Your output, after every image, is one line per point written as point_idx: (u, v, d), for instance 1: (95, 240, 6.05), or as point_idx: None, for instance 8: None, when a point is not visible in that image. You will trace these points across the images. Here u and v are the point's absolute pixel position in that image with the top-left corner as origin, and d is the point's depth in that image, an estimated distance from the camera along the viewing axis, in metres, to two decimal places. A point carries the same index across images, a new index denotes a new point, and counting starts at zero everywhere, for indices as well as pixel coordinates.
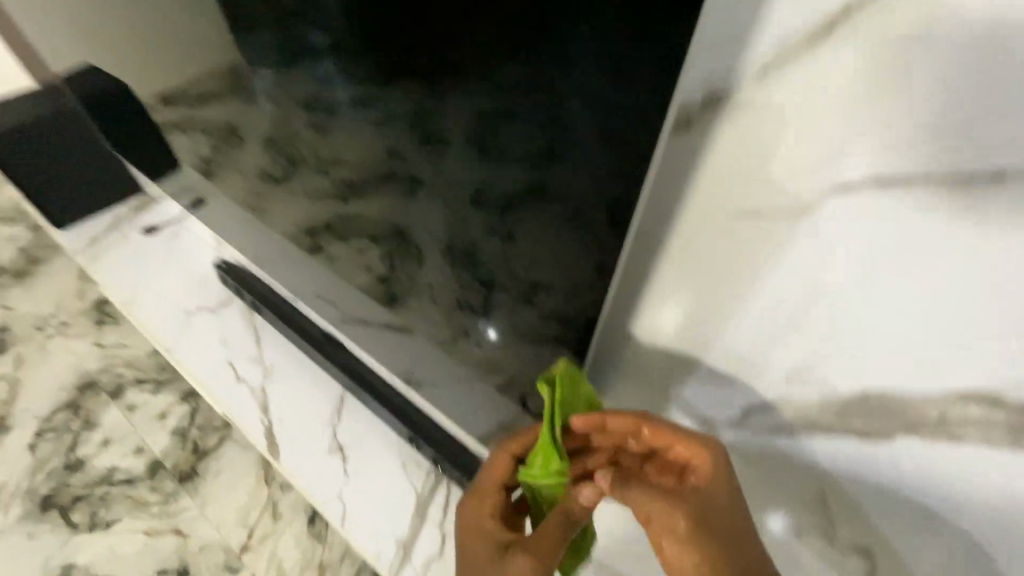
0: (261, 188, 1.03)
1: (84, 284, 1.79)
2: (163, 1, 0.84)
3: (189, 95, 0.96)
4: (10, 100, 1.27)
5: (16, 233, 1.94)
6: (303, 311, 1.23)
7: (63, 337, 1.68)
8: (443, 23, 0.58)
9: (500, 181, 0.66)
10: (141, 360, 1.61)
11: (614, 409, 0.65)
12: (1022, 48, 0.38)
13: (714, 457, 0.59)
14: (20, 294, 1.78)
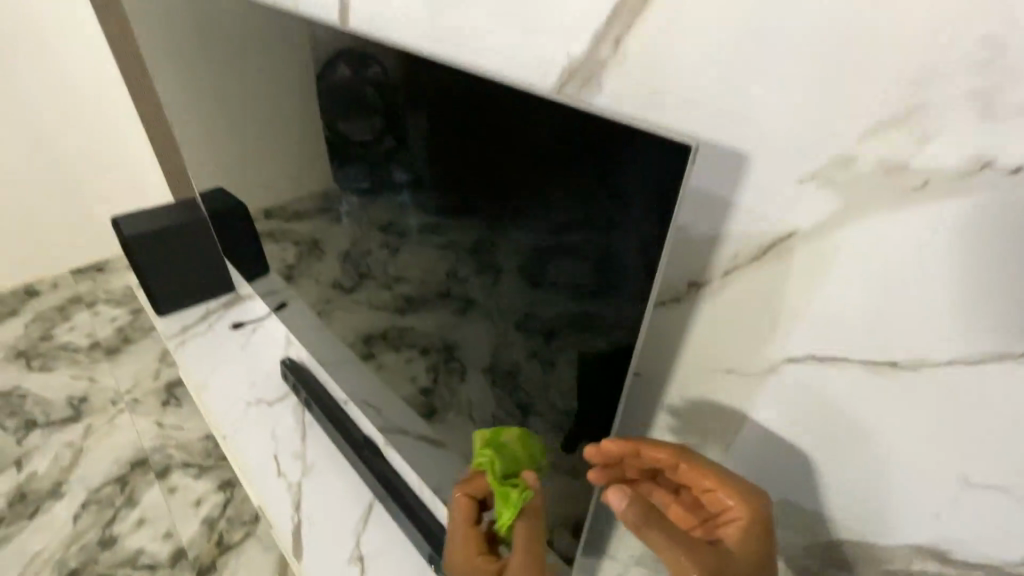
0: (331, 294, 1.13)
1: (161, 366, 1.96)
2: (284, 139, 1.01)
3: (286, 211, 1.11)
4: (157, 208, 1.53)
5: (119, 314, 2.21)
6: (352, 413, 1.28)
7: (130, 413, 1.80)
8: (502, 174, 0.65)
9: (546, 311, 0.69)
10: (191, 444, 1.69)
11: (652, 441, 0.65)
12: (979, 246, 0.44)
13: (752, 517, 0.57)
14: (106, 369, 1.96)
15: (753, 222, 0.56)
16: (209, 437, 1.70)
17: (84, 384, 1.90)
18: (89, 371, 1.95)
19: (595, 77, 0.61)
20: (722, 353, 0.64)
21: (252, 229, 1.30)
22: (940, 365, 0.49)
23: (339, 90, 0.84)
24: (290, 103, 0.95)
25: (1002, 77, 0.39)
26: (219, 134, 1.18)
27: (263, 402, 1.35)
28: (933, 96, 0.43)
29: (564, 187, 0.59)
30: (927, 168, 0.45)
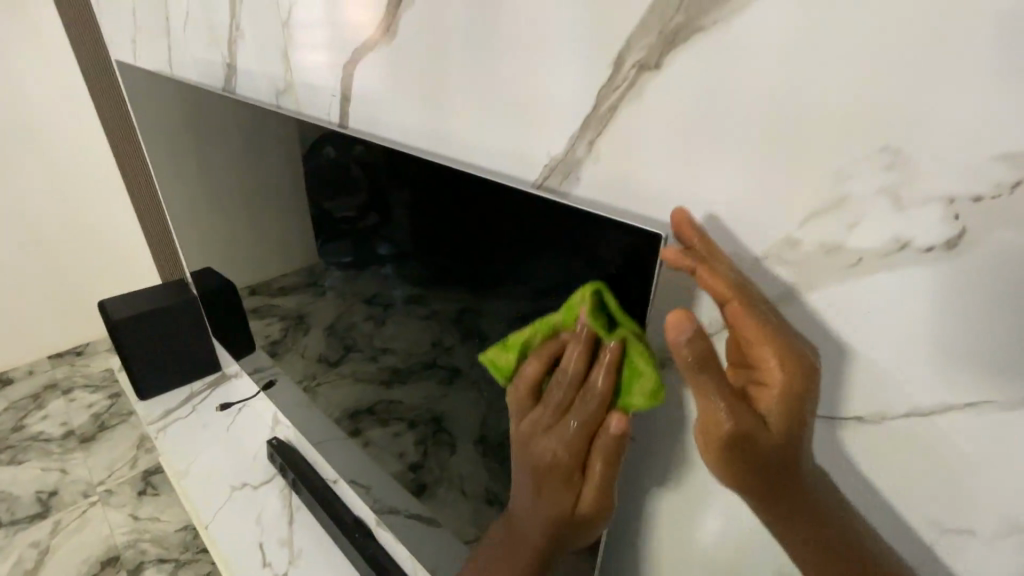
0: (317, 369, 1.11)
1: (139, 453, 1.89)
2: (272, 219, 1.03)
3: (271, 288, 1.12)
4: (145, 290, 1.54)
5: (97, 400, 2.15)
6: (341, 493, 1.22)
7: (104, 506, 1.71)
8: (480, 244, 0.67)
9: None
10: (167, 537, 1.59)
11: (707, 266, 0.46)
12: (974, 307, 0.40)
13: (801, 387, 0.43)
14: (80, 460, 1.88)
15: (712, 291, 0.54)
16: (187, 528, 1.61)
17: (56, 477, 1.82)
18: (61, 463, 1.87)
19: (572, 172, 0.59)
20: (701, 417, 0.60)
21: (239, 308, 1.30)
22: (897, 418, 0.46)
23: (325, 171, 0.88)
24: (278, 185, 0.98)
25: (908, 173, 0.40)
26: (208, 217, 1.21)
27: (248, 486, 1.29)
28: (853, 188, 0.42)
29: (540, 254, 0.60)
30: (894, 235, 0.42)
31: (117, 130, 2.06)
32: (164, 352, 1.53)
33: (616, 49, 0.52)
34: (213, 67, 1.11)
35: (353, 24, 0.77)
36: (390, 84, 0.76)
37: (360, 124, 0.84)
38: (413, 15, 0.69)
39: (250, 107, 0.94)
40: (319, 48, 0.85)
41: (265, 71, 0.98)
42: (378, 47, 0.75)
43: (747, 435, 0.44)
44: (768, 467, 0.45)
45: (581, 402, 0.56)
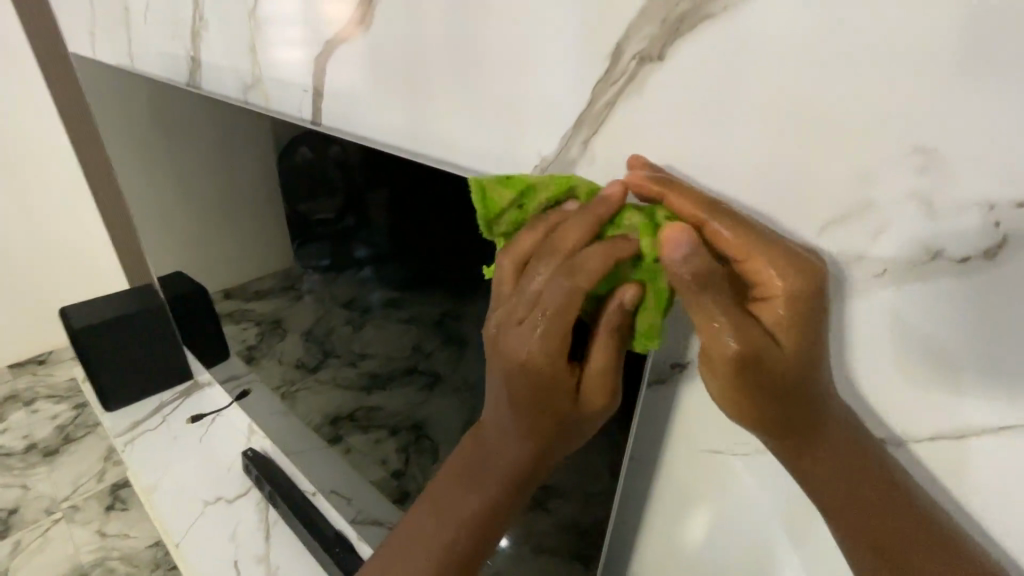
0: (295, 375, 1.09)
1: (106, 466, 1.81)
2: (245, 223, 1.01)
3: (247, 292, 1.09)
4: (110, 297, 1.48)
5: (60, 412, 2.05)
6: (320, 505, 1.19)
7: (68, 523, 1.63)
8: (460, 245, 0.66)
9: None
10: (137, 554, 1.52)
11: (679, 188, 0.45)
12: (1012, 321, 0.39)
13: (803, 296, 0.42)
14: (42, 475, 1.79)
15: None
16: (157, 545, 1.54)
17: (15, 494, 1.72)
18: (22, 478, 1.78)
19: (565, 174, 0.59)
20: (704, 435, 0.59)
21: (211, 315, 1.26)
22: (919, 441, 0.45)
23: (301, 172, 0.86)
24: (252, 187, 0.96)
25: (942, 174, 0.39)
26: (179, 220, 1.18)
27: (222, 500, 1.25)
28: (877, 193, 0.41)
29: None
30: (923, 242, 0.41)
31: (79, 131, 1.99)
32: (131, 361, 1.47)
33: (614, 40, 0.51)
34: (178, 63, 1.08)
35: (326, 18, 0.76)
36: (369, 79, 0.75)
37: (334, 121, 0.82)
38: (391, 7, 0.68)
39: (222, 105, 0.91)
40: (293, 44, 0.83)
41: (233, 67, 0.96)
42: (355, 37, 0.74)
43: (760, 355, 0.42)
44: (784, 396, 0.44)
45: (557, 278, 0.46)
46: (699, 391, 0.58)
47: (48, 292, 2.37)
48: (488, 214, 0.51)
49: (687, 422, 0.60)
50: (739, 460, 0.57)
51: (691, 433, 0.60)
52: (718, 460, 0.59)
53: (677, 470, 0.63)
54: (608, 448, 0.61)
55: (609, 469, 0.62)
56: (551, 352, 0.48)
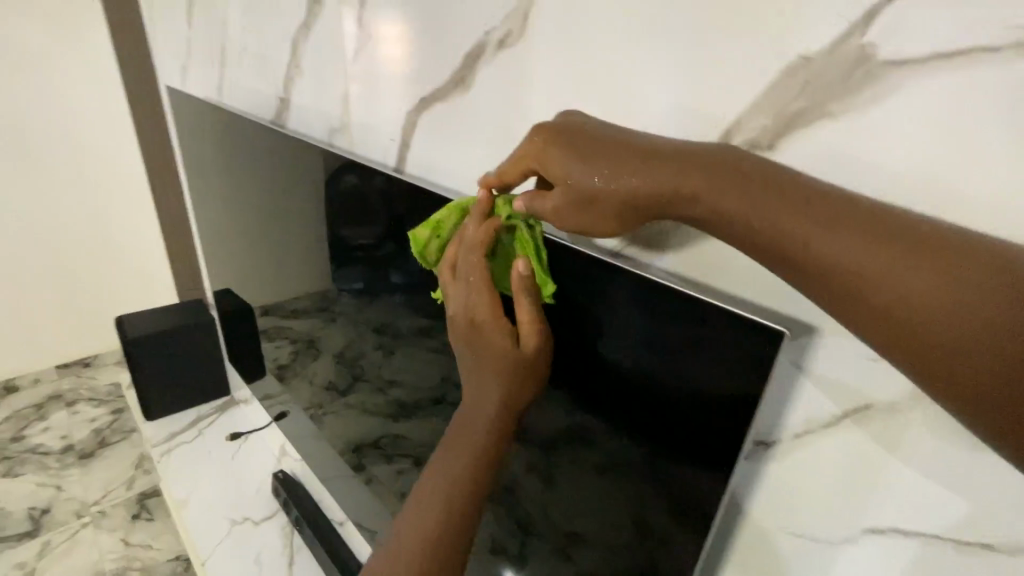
0: (324, 399, 1.09)
1: (139, 473, 1.78)
2: (290, 245, 1.04)
3: (285, 310, 1.11)
4: (164, 310, 1.56)
5: (98, 416, 2.04)
6: (345, 534, 1.17)
7: (95, 529, 1.59)
8: None
9: (541, 422, 0.66)
10: (158, 567, 1.47)
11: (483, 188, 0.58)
12: None
13: (555, 170, 0.49)
14: (77, 478, 1.76)
15: (823, 390, 0.47)
16: (178, 559, 1.50)
17: (48, 494, 1.70)
18: (57, 479, 1.76)
19: (657, 243, 0.57)
20: (784, 516, 0.53)
21: (254, 334, 1.29)
22: None
23: (346, 200, 0.88)
24: (301, 212, 0.99)
25: None
26: (232, 239, 1.23)
27: (248, 521, 1.24)
28: None
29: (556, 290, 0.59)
30: None
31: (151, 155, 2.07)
32: (176, 372, 1.52)
33: (720, 126, 0.49)
34: (253, 96, 1.16)
35: (425, 77, 0.77)
36: (455, 137, 0.76)
37: (419, 171, 0.83)
38: (494, 72, 0.68)
39: (286, 136, 0.95)
40: (381, 97, 0.85)
41: (320, 110, 0.98)
42: (451, 96, 0.74)
43: (604, 202, 0.46)
44: (668, 196, 0.42)
45: (467, 259, 0.58)
46: (783, 473, 0.52)
47: (102, 301, 2.34)
48: (418, 253, 0.63)
49: (763, 502, 0.54)
50: (822, 548, 0.51)
51: (769, 514, 0.54)
52: (805, 547, 0.52)
53: (745, 550, 0.57)
54: (646, 500, 0.57)
55: (632, 518, 0.60)
56: (483, 323, 0.58)
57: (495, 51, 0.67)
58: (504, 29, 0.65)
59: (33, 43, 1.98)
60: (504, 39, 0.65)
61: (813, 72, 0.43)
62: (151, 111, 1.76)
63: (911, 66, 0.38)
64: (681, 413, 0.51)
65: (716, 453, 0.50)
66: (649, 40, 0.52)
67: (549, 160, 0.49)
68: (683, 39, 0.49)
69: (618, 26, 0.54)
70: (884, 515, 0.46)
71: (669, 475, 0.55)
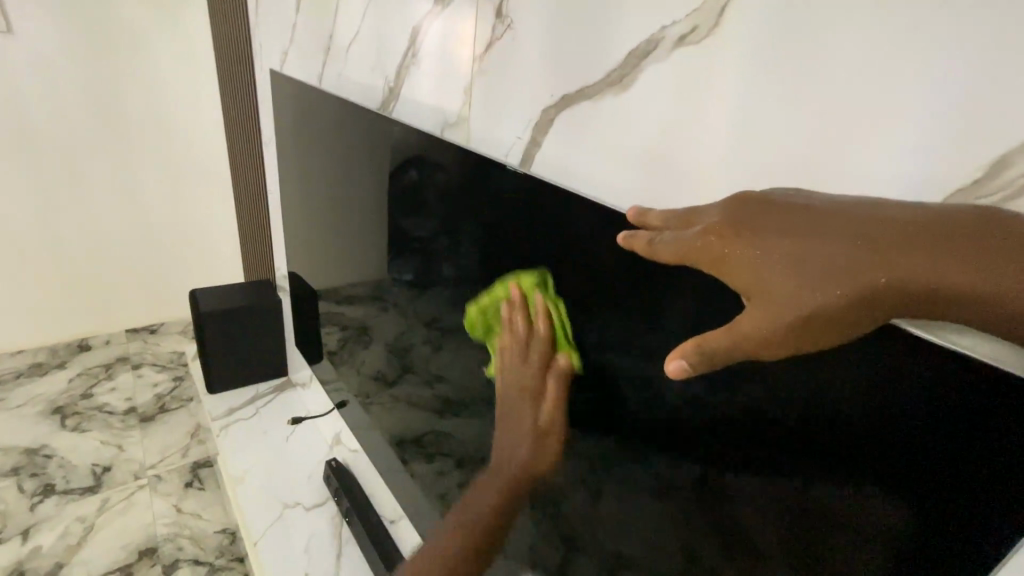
0: (372, 388, 1.08)
1: (193, 442, 1.86)
2: (352, 231, 1.05)
3: (340, 295, 1.13)
4: (235, 288, 1.63)
5: (163, 383, 2.13)
6: (393, 531, 1.16)
7: (151, 492, 1.67)
8: (557, 272, 0.62)
9: (592, 433, 0.60)
10: (205, 537, 1.53)
11: (649, 248, 0.45)
12: None
13: (731, 257, 0.38)
14: (136, 439, 1.86)
15: None
16: (225, 532, 1.55)
17: (111, 453, 1.80)
18: (119, 439, 1.85)
19: None
20: None
21: (316, 320, 1.31)
22: None
23: (406, 192, 0.87)
24: (364, 203, 1.00)
25: None
26: (302, 224, 1.27)
27: (299, 506, 1.26)
28: None
29: (621, 289, 0.54)
30: None
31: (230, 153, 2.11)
32: (240, 349, 1.58)
33: (994, 148, 0.38)
34: (345, 86, 1.20)
35: (568, 72, 0.68)
36: (594, 138, 0.67)
37: (546, 173, 0.74)
38: (668, 70, 0.57)
39: (362, 125, 0.96)
40: (493, 92, 0.81)
41: (436, 102, 0.94)
42: (603, 95, 0.65)
43: (829, 319, 0.34)
44: (914, 293, 0.31)
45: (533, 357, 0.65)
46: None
47: (179, 278, 2.47)
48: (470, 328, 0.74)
49: None
50: None
51: None
52: None
53: None
54: (704, 528, 0.50)
55: (682, 551, 0.53)
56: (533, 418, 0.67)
57: (675, 45, 0.56)
58: (686, 25, 0.55)
59: (149, 31, 2.11)
60: (686, 36, 0.55)
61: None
62: (241, 99, 1.83)
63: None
64: (749, 431, 0.45)
65: (799, 485, 0.42)
66: (925, 33, 0.40)
67: (734, 266, 0.38)
68: (982, 32, 0.38)
69: (876, 15, 0.42)
70: None
71: (735, 504, 0.47)
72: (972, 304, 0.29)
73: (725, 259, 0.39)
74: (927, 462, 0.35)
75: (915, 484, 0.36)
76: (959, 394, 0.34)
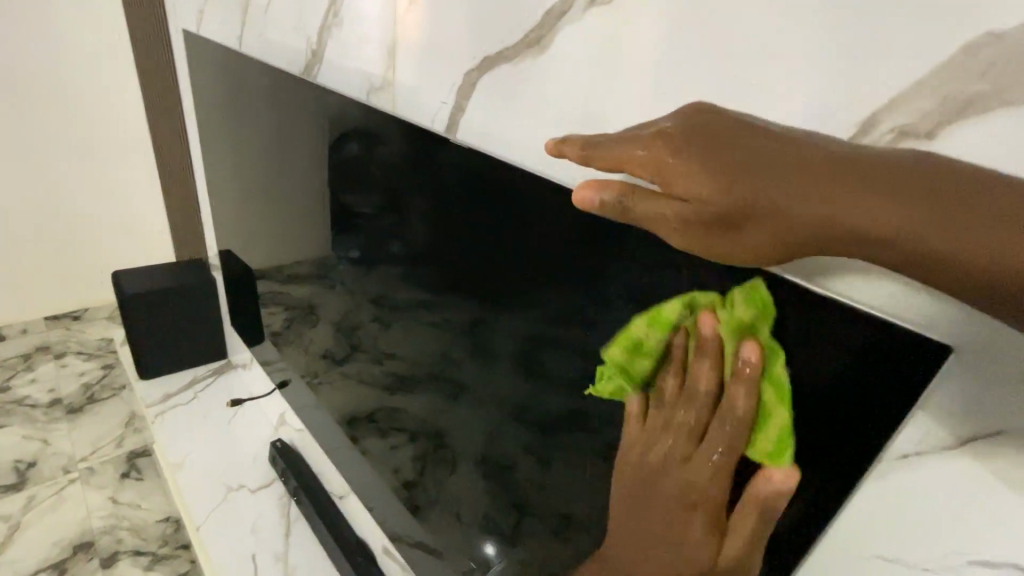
0: (321, 368, 1.06)
1: (127, 431, 1.75)
2: (292, 207, 1.01)
3: (282, 276, 1.09)
4: (162, 267, 1.53)
5: (89, 370, 1.99)
6: (346, 507, 1.17)
7: (82, 485, 1.57)
8: (504, 252, 0.63)
9: (542, 404, 0.63)
10: (147, 527, 1.47)
11: (597, 149, 0.41)
12: None
13: (672, 157, 0.35)
14: (64, 431, 1.74)
15: (973, 406, 0.38)
16: (168, 520, 1.49)
17: (34, 448, 1.67)
18: (43, 432, 1.72)
19: None
20: (873, 536, 0.46)
21: (254, 299, 1.26)
22: None
23: (347, 167, 0.85)
24: (305, 178, 0.96)
25: None
26: (235, 198, 1.21)
27: (243, 489, 1.23)
28: None
29: (558, 273, 0.57)
30: None
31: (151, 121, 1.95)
32: (172, 332, 1.50)
33: (863, 108, 0.40)
34: (272, 48, 1.13)
35: (490, 33, 0.68)
36: (516, 102, 0.67)
37: (472, 139, 0.74)
38: (582, 32, 0.58)
39: (296, 96, 0.91)
40: (417, 53, 0.80)
41: (362, 66, 0.90)
42: (523, 57, 0.65)
43: (742, 225, 0.33)
44: (829, 222, 0.30)
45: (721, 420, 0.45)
46: (885, 492, 0.44)
47: (99, 256, 2.25)
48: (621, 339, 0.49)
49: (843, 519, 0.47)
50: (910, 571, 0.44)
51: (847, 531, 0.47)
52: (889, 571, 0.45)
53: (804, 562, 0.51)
54: None
55: None
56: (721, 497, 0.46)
57: (586, 7, 0.57)
58: None
59: None
60: None
61: (1000, 51, 0.34)
62: (157, 61, 1.67)
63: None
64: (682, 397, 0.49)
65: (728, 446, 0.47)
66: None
67: (669, 167, 0.35)
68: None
69: None
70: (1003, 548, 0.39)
71: None
72: (874, 240, 0.29)
73: (665, 160, 0.35)
74: (829, 408, 0.42)
75: (822, 434, 0.43)
76: (867, 356, 0.39)
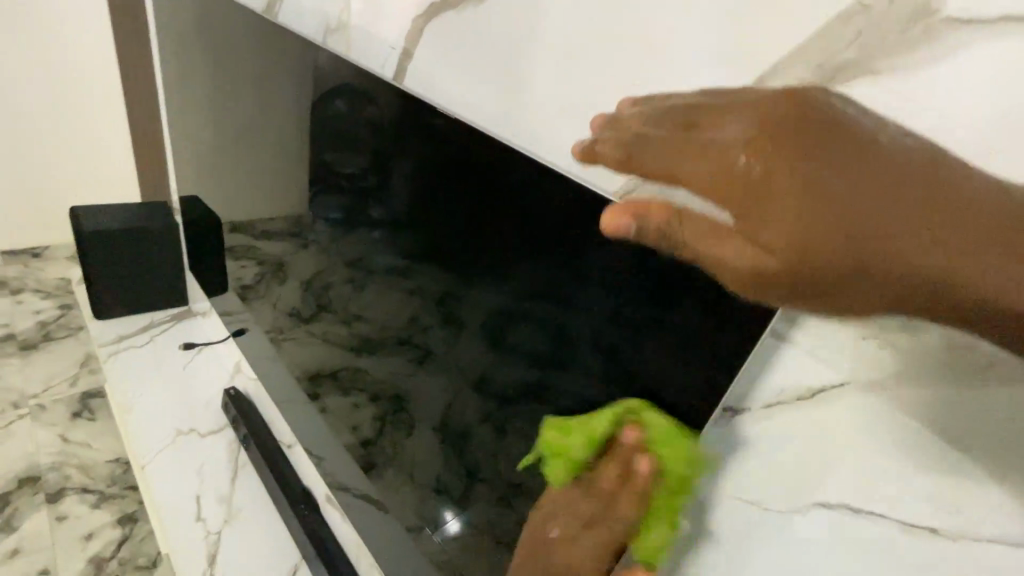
0: (287, 324, 1.07)
1: (80, 371, 1.70)
2: (267, 158, 0.99)
3: (252, 231, 1.08)
4: (123, 206, 1.46)
5: (43, 306, 1.91)
6: (296, 458, 1.19)
7: (31, 421, 1.53)
8: (477, 233, 0.65)
9: (501, 378, 0.67)
10: (96, 467, 1.46)
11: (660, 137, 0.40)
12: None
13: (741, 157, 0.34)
14: (16, 366, 1.68)
15: (815, 373, 0.48)
16: (118, 461, 1.48)
17: None
18: None
19: None
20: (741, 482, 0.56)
21: (218, 244, 1.25)
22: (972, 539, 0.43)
23: (329, 124, 0.85)
24: (282, 130, 0.95)
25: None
26: (206, 143, 1.17)
27: (194, 433, 1.24)
28: (979, 344, 0.40)
29: (525, 259, 0.60)
30: (968, 342, 0.40)
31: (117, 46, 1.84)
32: (129, 273, 1.46)
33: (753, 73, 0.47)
34: None
35: None
36: (466, 57, 0.70)
37: (427, 89, 0.76)
38: None
39: (276, 44, 0.89)
40: None
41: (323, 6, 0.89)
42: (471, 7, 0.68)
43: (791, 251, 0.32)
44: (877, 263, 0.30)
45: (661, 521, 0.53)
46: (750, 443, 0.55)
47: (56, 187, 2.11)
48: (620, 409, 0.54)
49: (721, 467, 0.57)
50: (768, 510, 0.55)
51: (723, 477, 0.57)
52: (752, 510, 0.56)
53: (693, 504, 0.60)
54: None
55: None
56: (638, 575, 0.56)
57: None
58: None
59: None
60: None
61: (869, 22, 0.41)
62: None
63: (974, 25, 0.37)
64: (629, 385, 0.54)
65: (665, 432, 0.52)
66: None
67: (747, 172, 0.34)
68: None
69: None
70: (835, 490, 0.50)
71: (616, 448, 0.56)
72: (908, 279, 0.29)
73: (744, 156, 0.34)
74: None
75: None
76: None
